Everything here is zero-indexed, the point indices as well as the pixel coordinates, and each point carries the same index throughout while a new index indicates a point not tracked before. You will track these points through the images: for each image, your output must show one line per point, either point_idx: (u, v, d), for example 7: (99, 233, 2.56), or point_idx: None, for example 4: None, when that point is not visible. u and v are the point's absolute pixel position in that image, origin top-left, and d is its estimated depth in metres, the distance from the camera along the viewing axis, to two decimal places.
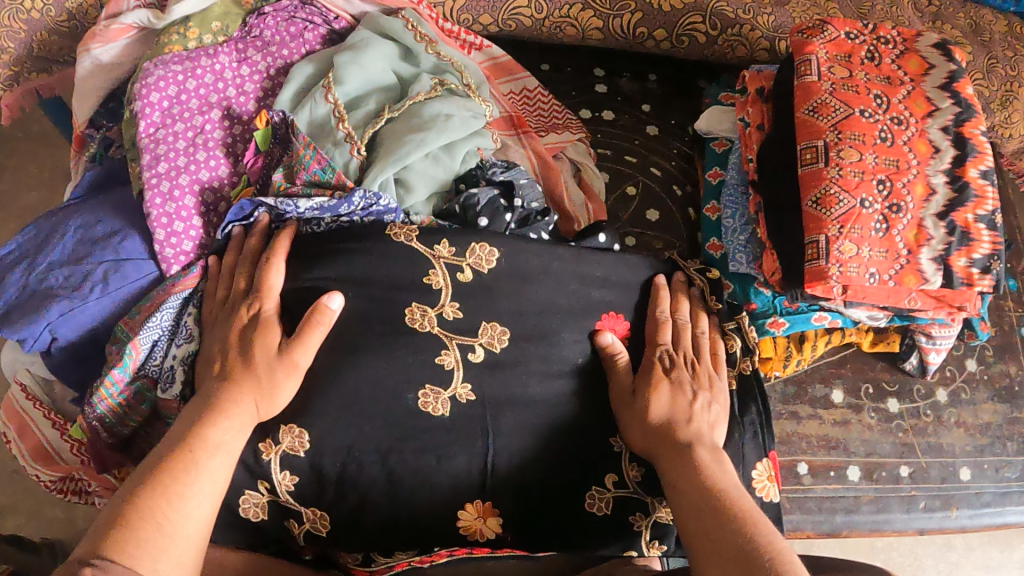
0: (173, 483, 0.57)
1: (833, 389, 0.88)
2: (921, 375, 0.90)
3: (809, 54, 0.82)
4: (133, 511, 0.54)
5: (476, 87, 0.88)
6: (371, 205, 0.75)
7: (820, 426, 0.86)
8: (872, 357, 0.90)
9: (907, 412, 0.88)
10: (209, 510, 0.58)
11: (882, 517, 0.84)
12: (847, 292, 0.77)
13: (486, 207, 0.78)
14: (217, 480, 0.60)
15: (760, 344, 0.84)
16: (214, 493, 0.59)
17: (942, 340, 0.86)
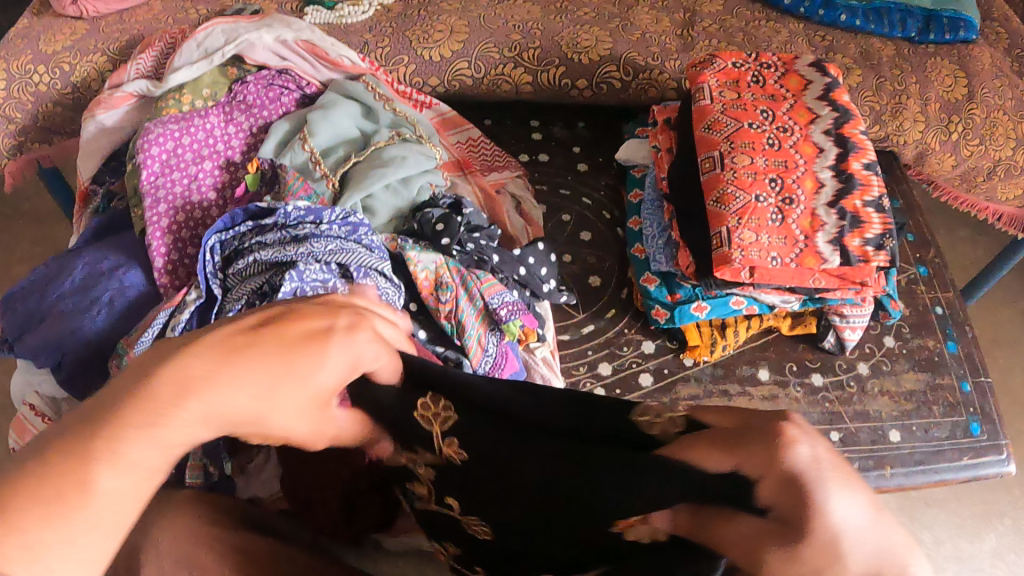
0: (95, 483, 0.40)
1: (760, 368, 0.95)
2: (841, 351, 0.99)
3: (702, 83, 0.97)
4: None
5: (425, 139, 1.01)
6: (348, 217, 0.88)
7: (749, 402, 0.92)
8: (794, 340, 0.99)
9: (830, 385, 0.96)
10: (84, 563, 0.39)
11: None
12: (755, 275, 0.87)
13: (439, 218, 0.88)
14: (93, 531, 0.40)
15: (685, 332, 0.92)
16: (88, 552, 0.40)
17: (855, 319, 0.95)
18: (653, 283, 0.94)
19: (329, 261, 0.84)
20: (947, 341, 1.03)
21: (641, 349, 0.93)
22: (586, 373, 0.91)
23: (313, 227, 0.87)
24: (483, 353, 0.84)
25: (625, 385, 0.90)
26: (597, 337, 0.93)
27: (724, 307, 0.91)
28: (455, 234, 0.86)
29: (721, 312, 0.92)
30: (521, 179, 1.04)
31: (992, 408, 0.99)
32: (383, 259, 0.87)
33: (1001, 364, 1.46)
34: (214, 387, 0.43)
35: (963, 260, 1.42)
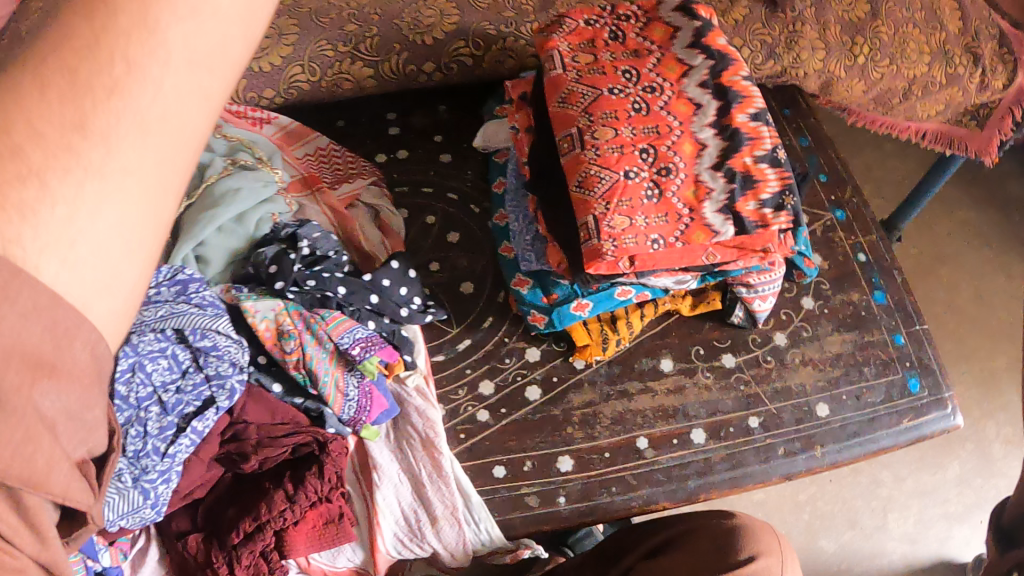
0: (62, 157, 0.38)
1: (662, 357, 0.86)
2: (754, 325, 0.89)
3: (552, 49, 0.86)
4: (35, 323, 0.36)
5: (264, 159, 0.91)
6: (176, 273, 0.76)
7: (654, 399, 0.84)
8: (699, 320, 0.90)
9: (745, 364, 0.87)
10: (90, 290, 0.39)
11: (741, 473, 0.80)
12: (637, 263, 0.77)
13: (272, 258, 0.79)
14: (119, 229, 0.41)
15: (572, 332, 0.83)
16: (117, 245, 0.41)
17: (765, 287, 0.85)
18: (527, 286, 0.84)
19: (163, 328, 0.72)
20: (874, 292, 0.94)
21: (525, 358, 0.85)
22: (468, 396, 0.82)
23: None
24: (343, 399, 0.77)
25: (512, 403, 0.82)
26: (476, 352, 0.85)
27: (609, 298, 0.82)
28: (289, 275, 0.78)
29: (608, 305, 0.83)
30: (379, 185, 0.95)
31: (929, 359, 0.90)
32: (219, 314, 0.75)
33: (945, 283, 1.41)
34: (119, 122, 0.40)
35: (894, 176, 1.38)
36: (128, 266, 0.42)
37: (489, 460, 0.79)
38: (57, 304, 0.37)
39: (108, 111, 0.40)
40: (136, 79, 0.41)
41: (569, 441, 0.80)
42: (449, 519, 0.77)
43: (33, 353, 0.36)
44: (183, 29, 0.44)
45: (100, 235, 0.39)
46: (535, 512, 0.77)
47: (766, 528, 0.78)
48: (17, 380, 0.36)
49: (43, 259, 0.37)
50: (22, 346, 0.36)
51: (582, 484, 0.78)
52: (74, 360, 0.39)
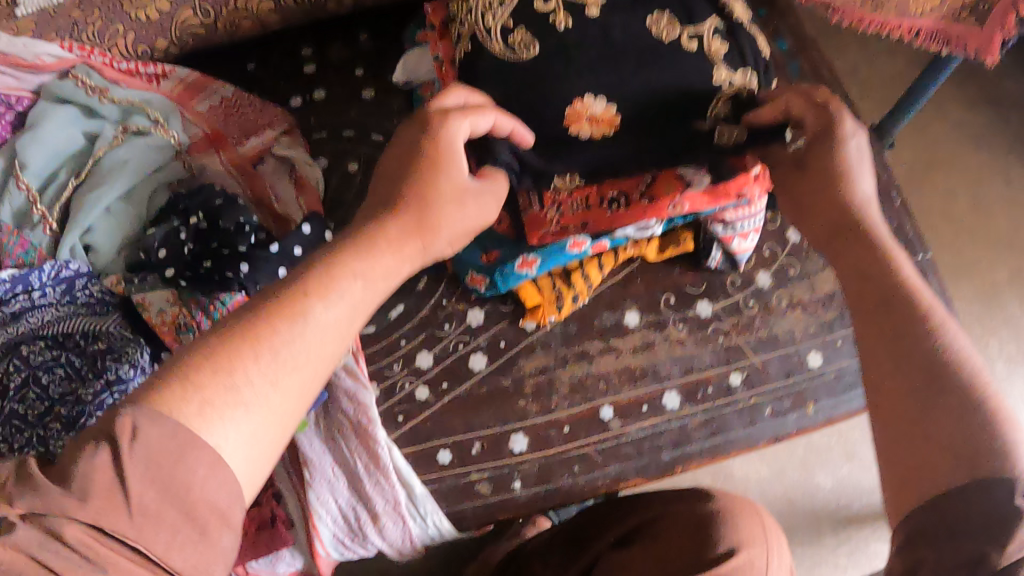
0: (267, 362, 0.43)
1: (627, 308, 0.74)
2: (734, 267, 0.76)
3: None
4: (176, 503, 0.37)
5: (161, 122, 0.78)
6: (60, 269, 0.68)
7: (619, 359, 0.72)
8: (669, 263, 0.76)
9: (724, 311, 0.74)
10: (256, 458, 0.42)
11: (721, 440, 0.70)
12: (591, 226, 0.65)
13: (161, 241, 0.71)
14: (276, 412, 0.43)
15: (518, 292, 0.71)
16: (275, 430, 0.43)
17: (743, 224, 0.72)
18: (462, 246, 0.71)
19: (64, 336, 0.66)
20: None
21: (467, 323, 0.73)
22: (404, 371, 0.71)
23: (26, 298, 0.67)
24: None
25: (455, 376, 0.71)
26: (410, 320, 0.73)
27: (559, 253, 0.69)
28: (184, 260, 0.70)
29: (559, 261, 0.69)
30: (292, 133, 0.82)
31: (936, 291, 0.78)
32: (109, 313, 0.68)
33: (943, 190, 1.27)
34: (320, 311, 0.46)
35: (885, 77, 1.23)
36: (276, 444, 0.43)
37: (431, 446, 0.69)
38: (234, 480, 0.40)
39: (310, 326, 0.45)
40: (325, 302, 0.47)
41: (523, 416, 0.70)
42: (391, 515, 0.67)
43: (216, 507, 0.39)
44: (371, 269, 0.50)
45: (266, 426, 0.42)
46: (488, 501, 0.68)
47: (752, 512, 0.70)
48: (185, 535, 0.38)
49: (221, 429, 0.40)
50: (209, 501, 0.38)
51: (539, 464, 0.68)
52: (237, 516, 0.40)
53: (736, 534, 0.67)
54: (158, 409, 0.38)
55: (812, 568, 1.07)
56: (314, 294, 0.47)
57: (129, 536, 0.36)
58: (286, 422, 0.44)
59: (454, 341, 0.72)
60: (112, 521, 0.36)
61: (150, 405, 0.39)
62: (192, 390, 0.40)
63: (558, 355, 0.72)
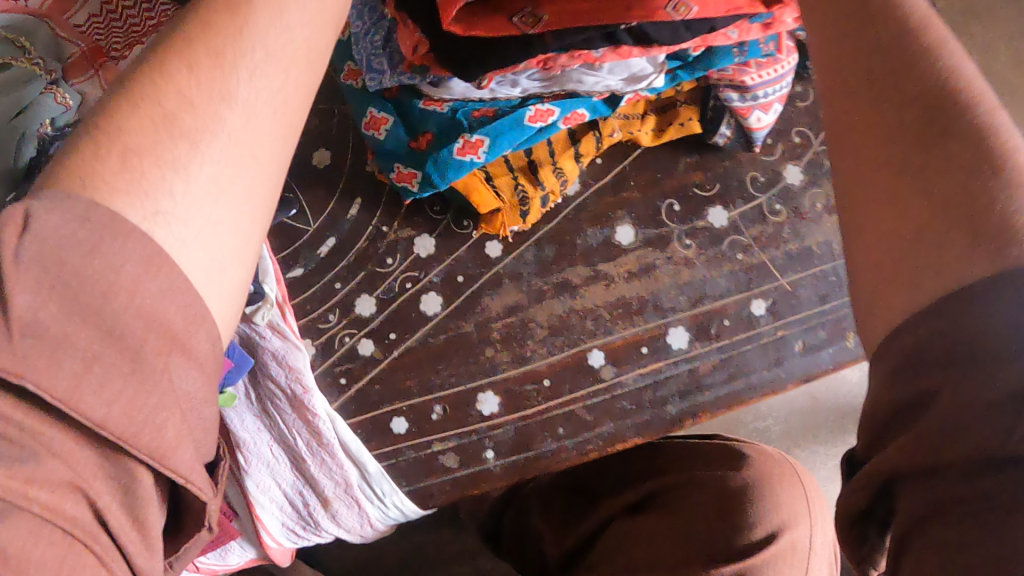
0: (208, 76, 0.31)
1: (618, 223, 0.57)
2: (750, 147, 0.59)
3: None
4: (90, 320, 0.27)
5: (22, 45, 0.52)
6: None
7: (609, 290, 0.56)
8: (672, 157, 0.58)
9: (743, 219, 0.58)
10: (217, 256, 0.31)
11: (741, 384, 0.56)
12: (547, 20, 0.44)
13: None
14: (242, 143, 0.32)
15: (466, 190, 0.54)
16: (239, 189, 0.32)
17: (767, 90, 0.54)
18: (387, 127, 0.55)
19: None
20: None
21: (413, 254, 0.57)
22: (343, 321, 0.57)
23: None
24: None
25: (403, 324, 0.56)
26: (345, 255, 0.57)
27: (517, 132, 0.52)
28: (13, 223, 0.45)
29: (518, 144, 0.52)
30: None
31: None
32: None
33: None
34: (266, 21, 0.32)
35: None
36: (248, 223, 0.33)
37: (384, 411, 0.56)
38: (182, 289, 0.29)
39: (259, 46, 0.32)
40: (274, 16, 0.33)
41: (492, 370, 0.56)
42: (344, 499, 0.56)
43: (160, 323, 0.28)
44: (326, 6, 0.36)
45: (230, 180, 0.32)
46: (456, 476, 0.55)
47: (793, 480, 0.59)
48: (155, 347, 0.28)
49: (156, 204, 0.29)
50: (158, 313, 0.28)
51: (515, 429, 0.55)
52: (199, 346, 0.30)
53: (776, 516, 0.56)
54: (64, 191, 0.28)
55: (835, 468, 0.92)
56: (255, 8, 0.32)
57: (15, 370, 0.25)
58: (259, 204, 0.34)
59: (396, 277, 0.57)
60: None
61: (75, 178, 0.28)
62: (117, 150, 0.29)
63: (532, 289, 0.56)
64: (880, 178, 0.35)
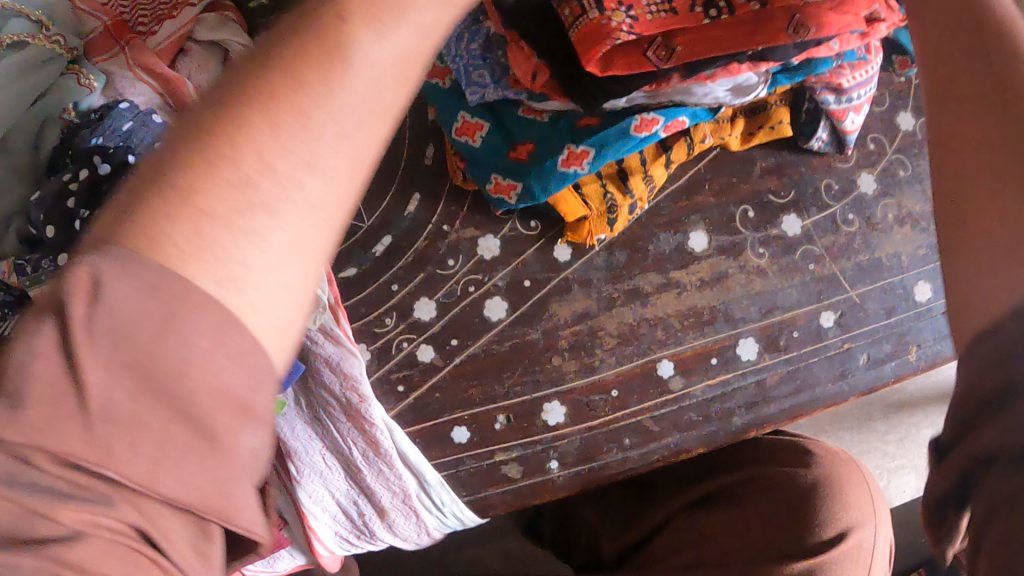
0: (296, 115, 0.23)
1: (692, 229, 0.55)
2: (839, 151, 0.58)
3: None
4: (161, 400, 0.21)
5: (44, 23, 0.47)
6: None
7: (682, 299, 0.54)
8: (748, 162, 0.56)
9: (816, 229, 0.56)
10: (281, 323, 0.23)
11: (806, 398, 0.56)
12: (682, 52, 0.40)
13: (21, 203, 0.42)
14: (331, 200, 0.24)
15: (560, 205, 0.51)
16: (320, 240, 0.24)
17: (859, 93, 0.52)
18: (483, 133, 0.51)
19: None
20: None
21: (476, 256, 0.54)
22: (400, 326, 0.54)
23: None
24: None
25: (466, 330, 0.54)
26: (404, 254, 0.54)
27: (623, 145, 0.49)
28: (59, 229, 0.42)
29: (621, 155, 0.49)
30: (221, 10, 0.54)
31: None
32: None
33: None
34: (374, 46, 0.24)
35: None
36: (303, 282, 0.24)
37: (445, 420, 0.54)
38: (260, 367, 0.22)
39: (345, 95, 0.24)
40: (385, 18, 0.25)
41: (559, 380, 0.54)
42: (401, 510, 0.54)
43: (232, 396, 0.22)
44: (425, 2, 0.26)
45: (312, 235, 0.24)
46: (518, 486, 0.54)
47: (858, 480, 0.58)
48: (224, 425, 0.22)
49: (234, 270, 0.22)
50: (226, 386, 0.22)
51: (581, 439, 0.54)
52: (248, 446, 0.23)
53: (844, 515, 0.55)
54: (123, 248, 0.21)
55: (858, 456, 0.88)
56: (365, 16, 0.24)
57: (92, 463, 0.20)
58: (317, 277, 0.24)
59: (461, 282, 0.54)
60: (59, 439, 0.20)
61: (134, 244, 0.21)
62: (177, 211, 0.22)
63: (602, 296, 0.54)
64: (950, 157, 0.32)
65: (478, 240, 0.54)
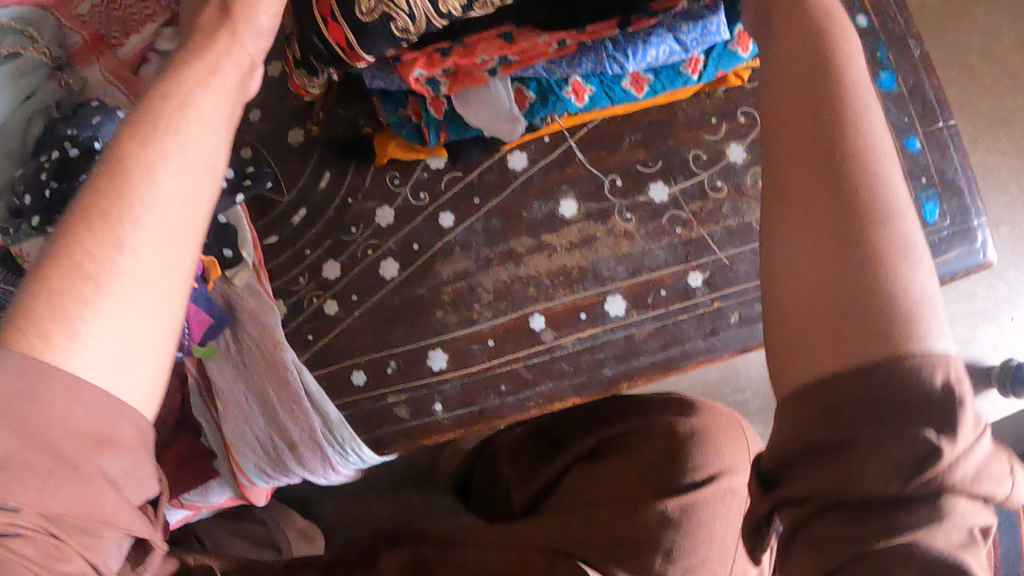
0: (102, 231, 0.32)
1: (563, 197, 0.61)
2: None
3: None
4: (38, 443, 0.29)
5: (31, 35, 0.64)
6: None
7: (553, 259, 0.60)
8: (618, 134, 0.62)
9: (681, 195, 0.61)
10: (125, 376, 0.32)
11: (674, 352, 0.60)
12: None
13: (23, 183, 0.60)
14: (146, 286, 0.32)
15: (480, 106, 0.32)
16: (143, 327, 0.32)
17: None
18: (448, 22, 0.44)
19: None
20: (880, 71, 0.63)
21: (374, 224, 0.62)
22: (311, 285, 0.62)
23: None
24: None
25: (364, 287, 0.62)
26: (313, 224, 0.63)
27: None
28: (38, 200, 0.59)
29: None
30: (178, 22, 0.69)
31: (953, 171, 0.62)
32: None
33: (983, 24, 0.97)
34: (166, 181, 0.34)
35: None
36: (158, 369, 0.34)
37: (345, 365, 0.62)
38: (110, 401, 0.31)
39: (150, 182, 0.33)
40: (181, 143, 0.34)
41: (441, 330, 0.61)
42: (309, 444, 0.62)
43: (89, 434, 0.30)
44: (215, 76, 0.38)
45: (139, 325, 0.32)
46: (408, 425, 0.61)
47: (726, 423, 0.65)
48: (75, 451, 0.30)
49: (75, 323, 0.30)
50: (81, 427, 0.30)
51: (461, 384, 0.60)
52: (126, 437, 0.32)
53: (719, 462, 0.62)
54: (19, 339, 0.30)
55: None
56: (144, 175, 0.33)
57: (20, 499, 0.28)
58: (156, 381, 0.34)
59: (364, 245, 0.62)
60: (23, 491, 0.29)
61: (34, 339, 0.30)
62: (55, 300, 0.31)
63: (479, 258, 0.61)
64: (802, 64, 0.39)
65: (379, 206, 0.62)
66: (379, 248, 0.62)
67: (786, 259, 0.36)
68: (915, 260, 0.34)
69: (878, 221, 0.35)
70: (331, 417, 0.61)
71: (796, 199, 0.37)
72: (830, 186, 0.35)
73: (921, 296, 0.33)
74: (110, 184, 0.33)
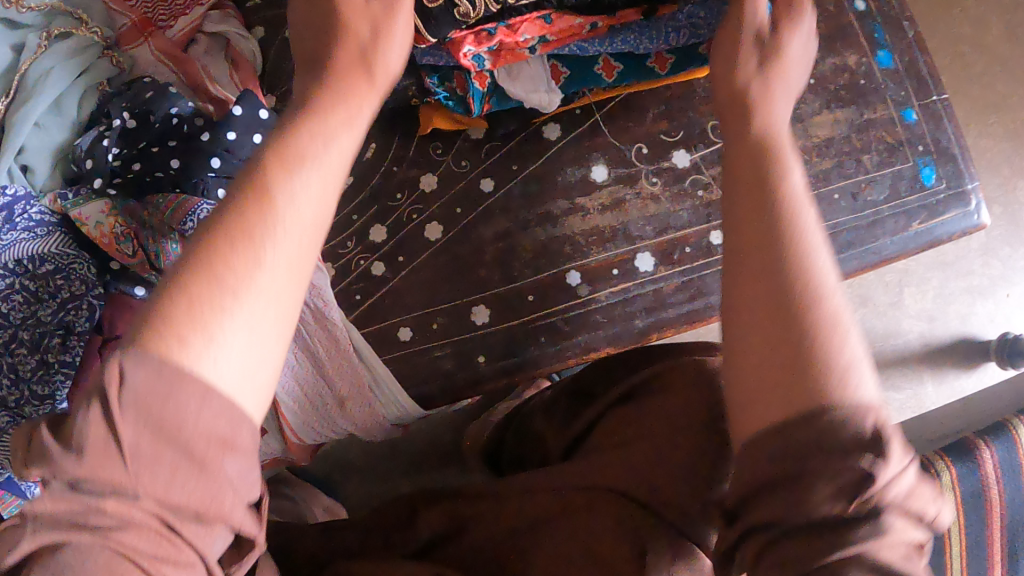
0: (246, 246, 0.33)
1: (594, 164, 0.66)
2: None
3: None
4: (171, 441, 0.30)
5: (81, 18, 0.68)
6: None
7: (587, 220, 0.65)
8: (645, 106, 0.68)
9: (702, 161, 0.67)
10: (242, 378, 0.32)
11: (701, 303, 0.65)
12: None
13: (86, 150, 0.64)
14: (275, 296, 0.34)
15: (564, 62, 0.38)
16: (271, 337, 0.33)
17: None
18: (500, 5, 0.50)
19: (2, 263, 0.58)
20: (877, 52, 0.71)
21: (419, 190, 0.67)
22: (358, 248, 0.66)
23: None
24: None
25: (411, 249, 0.66)
26: (361, 191, 0.66)
27: None
28: (106, 166, 0.63)
29: None
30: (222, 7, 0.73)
31: (945, 140, 0.70)
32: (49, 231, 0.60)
33: (973, 16, 1.07)
34: (303, 192, 0.36)
35: None
36: (266, 383, 0.33)
37: (392, 322, 0.65)
38: (230, 407, 0.31)
39: (296, 193, 0.36)
40: (325, 146, 0.39)
41: (485, 286, 0.65)
42: (355, 398, 0.64)
43: (212, 434, 0.30)
44: (358, 117, 0.42)
45: (264, 336, 0.33)
46: (453, 378, 0.65)
47: None
48: (203, 451, 0.30)
49: (211, 328, 0.31)
50: (206, 429, 0.30)
51: (503, 336, 0.65)
52: (245, 439, 0.31)
53: None
54: (146, 347, 0.30)
55: None
56: (288, 168, 0.37)
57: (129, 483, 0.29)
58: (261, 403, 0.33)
59: (409, 209, 0.66)
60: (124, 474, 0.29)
61: (171, 338, 0.31)
62: (203, 292, 0.32)
63: (519, 220, 0.66)
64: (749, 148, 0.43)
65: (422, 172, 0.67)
66: (423, 211, 0.66)
67: (743, 340, 0.37)
68: (846, 332, 0.36)
69: (813, 294, 0.37)
70: (378, 370, 0.64)
71: (736, 285, 0.38)
72: (765, 245, 0.38)
73: (854, 383, 0.35)
74: (252, 194, 0.35)
